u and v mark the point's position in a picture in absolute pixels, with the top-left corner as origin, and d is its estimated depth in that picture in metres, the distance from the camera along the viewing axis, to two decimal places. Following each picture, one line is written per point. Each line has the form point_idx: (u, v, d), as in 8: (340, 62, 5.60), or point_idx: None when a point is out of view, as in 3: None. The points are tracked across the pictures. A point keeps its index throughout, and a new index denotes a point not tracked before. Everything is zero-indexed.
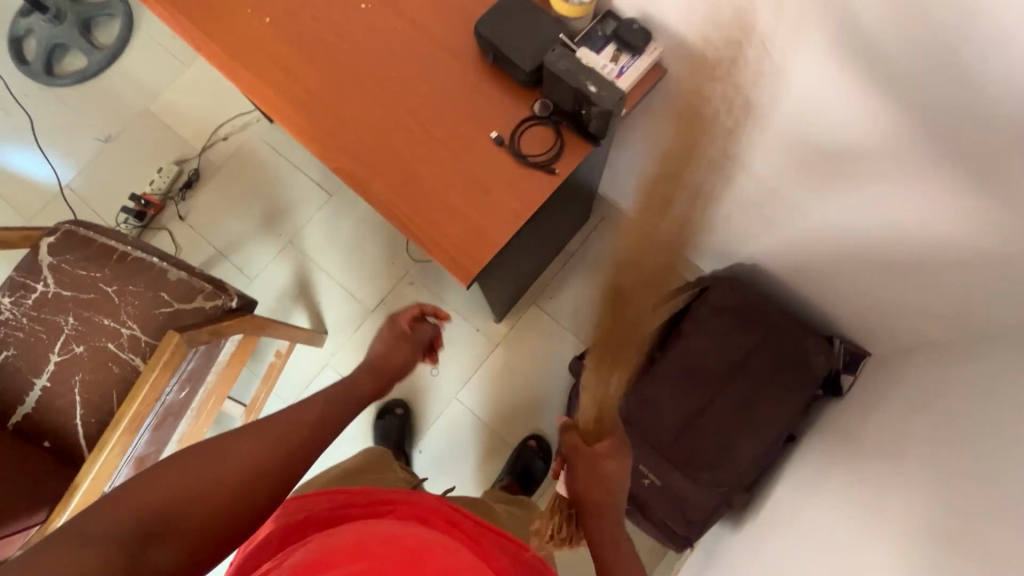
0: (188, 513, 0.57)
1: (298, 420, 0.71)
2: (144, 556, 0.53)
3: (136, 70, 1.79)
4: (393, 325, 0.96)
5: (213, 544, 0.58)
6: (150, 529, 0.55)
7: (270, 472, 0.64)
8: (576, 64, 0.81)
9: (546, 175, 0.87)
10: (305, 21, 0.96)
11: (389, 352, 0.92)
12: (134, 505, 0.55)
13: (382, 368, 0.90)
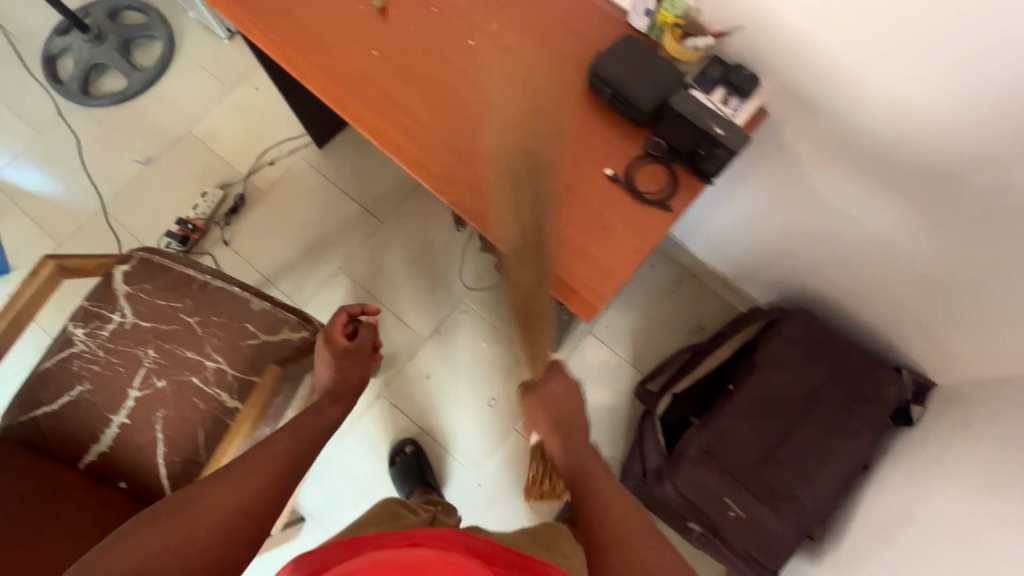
0: (182, 553, 0.60)
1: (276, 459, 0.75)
2: None
3: (179, 93, 1.76)
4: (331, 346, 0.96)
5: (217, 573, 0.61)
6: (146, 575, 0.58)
7: (248, 502, 0.68)
8: (701, 107, 0.85)
9: (663, 212, 0.89)
10: (414, 60, 0.98)
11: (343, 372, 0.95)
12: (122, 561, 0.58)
13: (342, 392, 0.94)
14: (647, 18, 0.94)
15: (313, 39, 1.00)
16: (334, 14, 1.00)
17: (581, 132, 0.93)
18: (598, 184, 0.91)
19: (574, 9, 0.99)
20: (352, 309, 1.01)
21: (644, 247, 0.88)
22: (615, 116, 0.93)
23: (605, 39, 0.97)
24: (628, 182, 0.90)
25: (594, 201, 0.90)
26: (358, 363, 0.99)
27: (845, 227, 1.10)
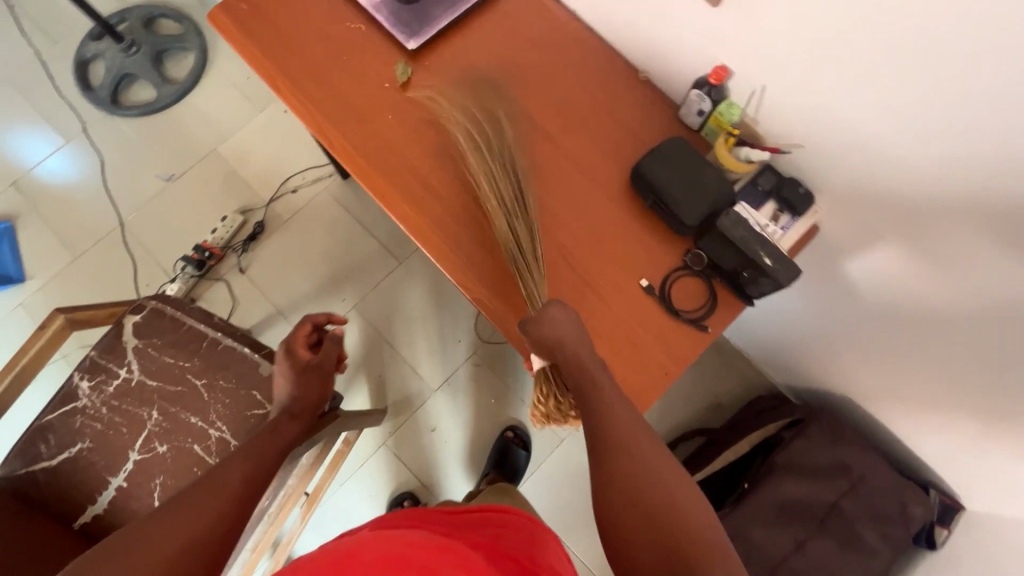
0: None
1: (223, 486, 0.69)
2: None
3: (208, 108, 1.73)
4: (292, 358, 0.94)
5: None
6: None
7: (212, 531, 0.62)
8: (751, 232, 0.79)
9: (699, 333, 0.84)
10: (449, 135, 0.93)
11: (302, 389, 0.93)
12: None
13: (300, 411, 0.93)
14: (699, 118, 0.89)
15: (347, 104, 0.94)
16: (372, 80, 0.95)
17: (619, 235, 0.89)
18: (633, 294, 0.86)
19: (624, 101, 0.94)
20: (319, 318, 0.98)
21: (676, 370, 0.82)
22: (657, 222, 0.89)
23: (653, 136, 0.92)
24: (663, 297, 0.85)
25: (627, 314, 0.85)
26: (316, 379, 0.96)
27: (887, 348, 1.02)
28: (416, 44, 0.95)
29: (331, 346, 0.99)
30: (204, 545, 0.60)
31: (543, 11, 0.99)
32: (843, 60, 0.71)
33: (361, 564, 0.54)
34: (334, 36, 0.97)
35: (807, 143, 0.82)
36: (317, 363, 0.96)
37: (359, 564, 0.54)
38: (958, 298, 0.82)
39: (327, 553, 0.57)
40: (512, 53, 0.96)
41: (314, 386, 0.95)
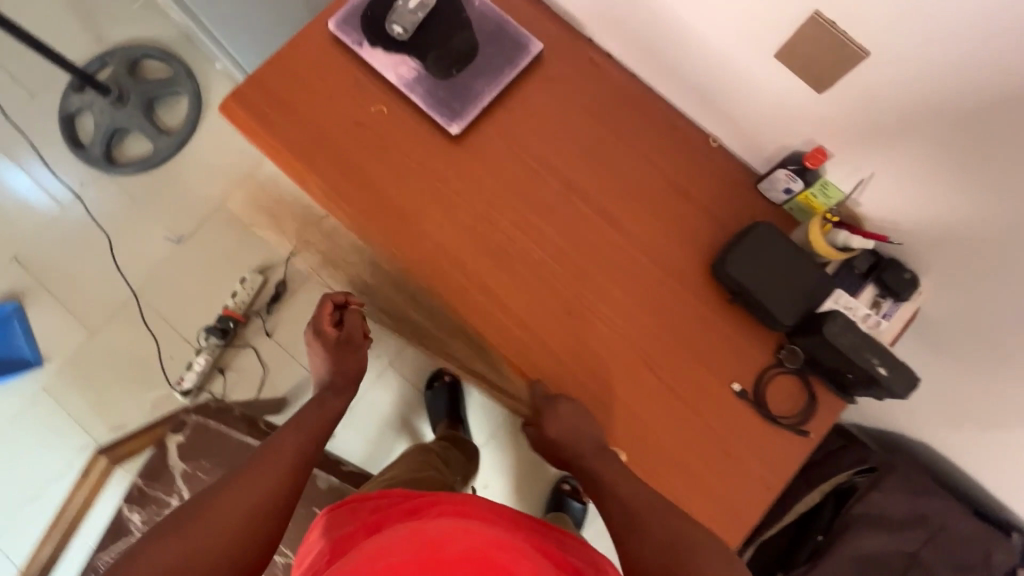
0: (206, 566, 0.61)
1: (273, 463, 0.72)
2: None
3: (210, 158, 1.61)
4: (321, 338, 0.91)
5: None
6: None
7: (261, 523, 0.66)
8: (862, 338, 0.71)
9: (799, 439, 0.77)
10: (503, 228, 0.84)
11: (340, 365, 0.91)
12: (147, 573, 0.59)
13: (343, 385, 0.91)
14: (786, 195, 0.80)
15: (388, 204, 0.85)
16: (412, 173, 0.85)
17: (707, 334, 0.81)
18: (724, 401, 0.79)
19: (696, 176, 0.85)
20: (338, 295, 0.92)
21: (776, 482, 0.77)
22: (744, 316, 0.81)
23: (732, 216, 0.83)
24: (758, 401, 0.78)
25: (721, 423, 0.78)
26: (351, 355, 0.92)
27: None
28: (460, 128, 0.85)
29: (352, 321, 0.93)
30: (258, 524, 0.66)
31: (596, 75, 0.88)
32: (971, 158, 0.62)
33: (456, 545, 0.57)
34: (364, 122, 0.86)
35: (917, 229, 0.74)
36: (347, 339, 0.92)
37: (453, 547, 0.56)
38: None
39: (415, 539, 0.57)
40: (567, 129, 0.86)
41: (351, 361, 0.92)
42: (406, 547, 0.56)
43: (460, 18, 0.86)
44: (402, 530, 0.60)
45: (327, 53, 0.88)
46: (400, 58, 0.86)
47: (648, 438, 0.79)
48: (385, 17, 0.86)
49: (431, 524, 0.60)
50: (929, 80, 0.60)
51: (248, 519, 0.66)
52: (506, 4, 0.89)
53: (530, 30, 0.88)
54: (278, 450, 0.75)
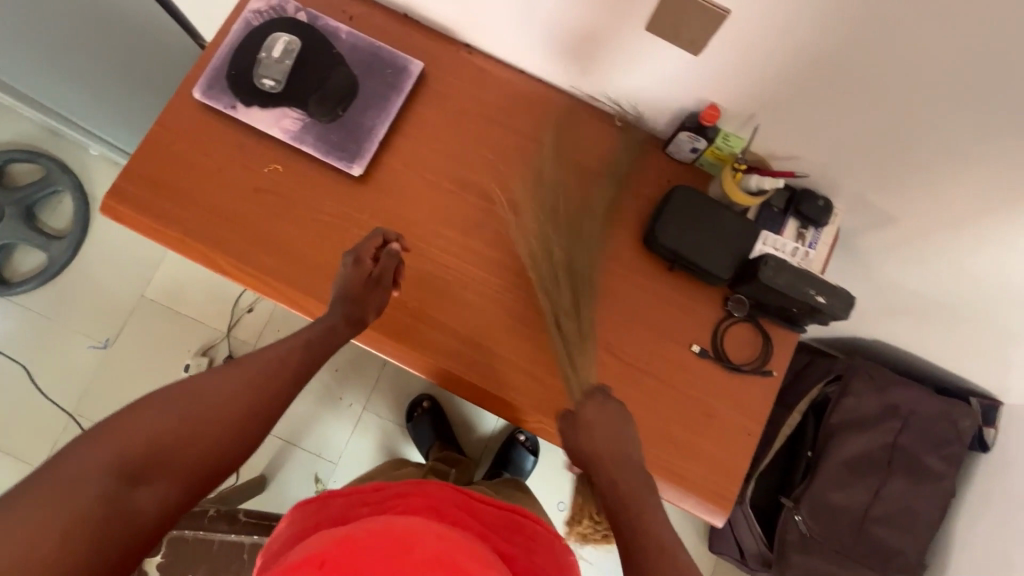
0: (179, 454, 0.55)
1: (276, 358, 0.66)
2: (132, 496, 0.51)
3: (114, 251, 1.51)
4: (355, 268, 0.74)
5: (203, 478, 0.57)
6: (136, 469, 0.52)
7: (254, 418, 0.61)
8: (795, 273, 0.74)
9: (765, 380, 0.80)
10: (436, 255, 0.83)
11: (360, 301, 0.74)
12: (119, 440, 0.53)
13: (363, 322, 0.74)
14: (693, 153, 0.81)
15: (313, 266, 0.81)
16: (328, 228, 0.82)
17: (657, 307, 0.82)
18: (689, 365, 0.80)
19: (608, 156, 0.85)
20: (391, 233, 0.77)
21: (754, 427, 0.79)
22: (686, 280, 0.82)
23: (650, 187, 0.84)
24: (720, 357, 0.80)
25: (693, 388, 0.80)
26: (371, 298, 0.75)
27: (915, 304, 1.01)
28: (362, 167, 0.82)
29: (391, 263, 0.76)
30: (249, 429, 0.60)
31: (484, 81, 0.87)
32: (846, 85, 0.65)
33: (427, 549, 0.55)
34: (262, 186, 0.82)
35: (817, 158, 0.77)
36: (378, 280, 0.75)
37: (425, 550, 0.55)
38: (991, 256, 0.81)
39: (384, 533, 0.56)
40: (473, 141, 0.85)
41: (375, 303, 0.76)
42: (379, 543, 0.54)
43: (331, 56, 0.83)
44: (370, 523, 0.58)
45: (201, 125, 0.82)
46: (280, 111, 0.81)
47: None
48: (252, 72, 0.82)
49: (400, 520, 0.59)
50: (792, 22, 0.61)
51: (242, 420, 0.60)
52: (374, 30, 0.87)
53: (406, 51, 0.86)
54: (286, 356, 0.66)
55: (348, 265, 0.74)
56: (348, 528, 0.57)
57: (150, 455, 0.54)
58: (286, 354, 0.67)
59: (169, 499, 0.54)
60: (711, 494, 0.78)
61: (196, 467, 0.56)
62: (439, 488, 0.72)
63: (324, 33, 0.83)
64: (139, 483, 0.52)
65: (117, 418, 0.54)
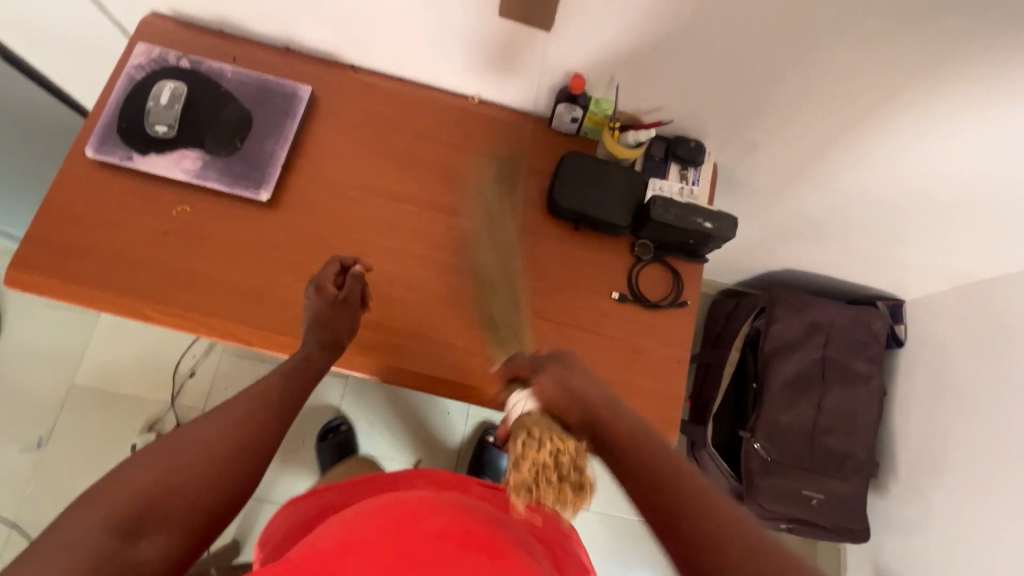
0: (177, 498, 0.53)
1: (257, 395, 0.65)
2: (137, 551, 0.48)
3: (33, 345, 1.44)
4: (320, 296, 0.78)
5: (210, 521, 0.55)
6: (136, 521, 0.50)
7: (252, 450, 0.60)
8: (682, 207, 0.82)
9: (682, 310, 0.87)
10: (359, 261, 0.86)
11: (333, 325, 0.78)
12: (111, 498, 0.50)
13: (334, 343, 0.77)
14: (575, 123, 0.89)
15: (239, 295, 0.82)
16: (247, 256, 0.84)
17: (570, 266, 0.88)
18: (612, 311, 0.87)
19: (500, 141, 0.93)
20: (347, 257, 0.82)
21: (682, 355, 0.86)
22: (594, 236, 0.89)
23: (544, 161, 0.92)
24: (638, 298, 0.87)
25: (620, 331, 0.86)
26: (340, 317, 0.78)
27: (803, 225, 1.13)
28: (270, 192, 0.84)
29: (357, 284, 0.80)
30: (248, 467, 0.59)
31: (373, 95, 0.92)
32: (684, 38, 0.74)
33: (444, 514, 0.55)
34: (171, 230, 0.83)
35: (680, 106, 0.87)
36: (346, 301, 0.79)
37: (432, 521, 0.53)
38: (845, 165, 0.93)
39: (389, 506, 0.56)
40: (372, 150, 0.90)
41: (348, 323, 0.79)
42: (383, 513, 0.55)
43: (220, 94, 0.86)
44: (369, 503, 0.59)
45: (99, 181, 0.83)
46: (178, 153, 0.84)
47: None
48: (144, 122, 0.84)
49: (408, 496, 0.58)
50: None
51: (235, 460, 0.58)
52: (259, 66, 0.91)
53: (293, 79, 0.90)
54: (267, 394, 0.66)
55: (313, 295, 0.78)
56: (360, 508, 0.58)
57: (149, 507, 0.51)
58: (264, 393, 0.66)
59: (174, 551, 0.51)
60: (656, 423, 0.83)
61: (195, 515, 0.54)
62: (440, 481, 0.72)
63: (210, 75, 0.87)
64: (141, 539, 0.49)
65: (107, 482, 0.52)
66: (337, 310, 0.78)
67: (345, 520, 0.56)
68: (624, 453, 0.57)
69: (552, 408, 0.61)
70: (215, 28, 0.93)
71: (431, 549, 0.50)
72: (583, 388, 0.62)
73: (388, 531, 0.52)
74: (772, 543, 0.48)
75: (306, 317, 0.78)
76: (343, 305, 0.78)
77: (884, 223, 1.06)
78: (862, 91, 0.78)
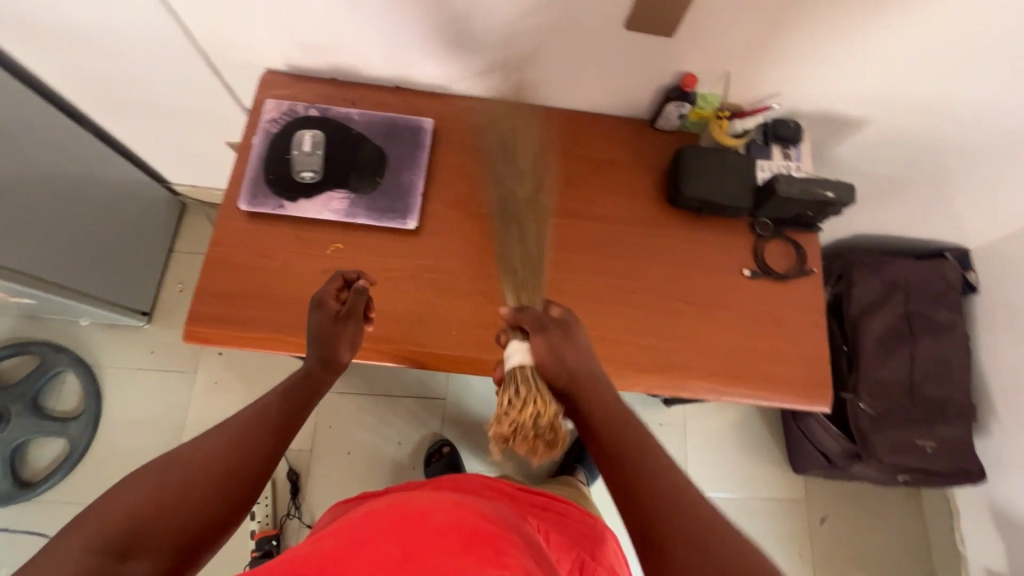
0: (165, 519, 0.50)
1: (253, 414, 0.62)
2: (121, 570, 0.46)
3: (136, 411, 1.46)
4: (320, 310, 0.75)
5: (198, 539, 0.52)
6: (124, 540, 0.47)
7: (248, 466, 0.57)
8: (803, 181, 0.88)
9: (810, 278, 0.93)
10: (503, 272, 0.90)
11: (337, 340, 0.74)
12: (106, 519, 0.48)
13: (339, 361, 0.74)
14: (680, 119, 0.95)
15: (401, 319, 0.87)
16: (402, 281, 0.88)
17: (699, 249, 0.93)
18: (749, 287, 0.92)
19: (609, 145, 0.98)
20: (350, 272, 0.80)
21: (818, 318, 0.91)
22: (715, 221, 0.95)
23: (655, 159, 0.98)
24: (769, 271, 0.92)
25: (759, 304, 0.91)
26: (342, 335, 0.75)
27: (878, 186, 1.19)
28: (416, 219, 0.90)
29: (361, 299, 0.77)
30: (241, 486, 0.56)
31: (486, 119, 0.98)
32: (798, 30, 0.80)
33: (440, 518, 0.55)
34: (330, 268, 0.87)
35: (782, 92, 0.92)
36: (348, 316, 0.76)
37: (438, 518, 0.55)
38: (932, 128, 0.98)
39: (400, 506, 0.58)
40: (497, 169, 0.95)
41: (352, 339, 0.76)
42: (391, 512, 0.57)
43: (353, 136, 0.92)
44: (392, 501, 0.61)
45: (256, 231, 0.88)
46: (324, 195, 0.89)
47: (722, 351, 0.88)
48: (289, 171, 0.89)
49: (421, 499, 0.60)
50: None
51: (228, 480, 0.55)
52: (377, 106, 0.97)
53: (412, 114, 0.96)
54: (264, 414, 0.63)
55: (314, 311, 0.75)
56: (372, 507, 0.60)
57: (138, 528, 0.49)
58: (258, 413, 0.63)
59: (157, 572, 0.48)
60: (812, 383, 0.88)
61: (181, 535, 0.51)
62: (465, 484, 0.82)
63: (339, 120, 0.93)
64: (128, 560, 0.47)
65: (94, 506, 0.49)
66: (339, 326, 0.75)
67: (352, 525, 0.56)
68: (607, 442, 0.61)
69: (548, 375, 0.66)
70: (329, 76, 0.98)
71: (439, 542, 0.52)
72: (581, 365, 0.66)
73: (392, 529, 0.54)
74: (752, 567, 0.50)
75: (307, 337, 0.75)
76: (345, 320, 0.76)
77: (962, 179, 1.12)
78: (960, 61, 0.82)
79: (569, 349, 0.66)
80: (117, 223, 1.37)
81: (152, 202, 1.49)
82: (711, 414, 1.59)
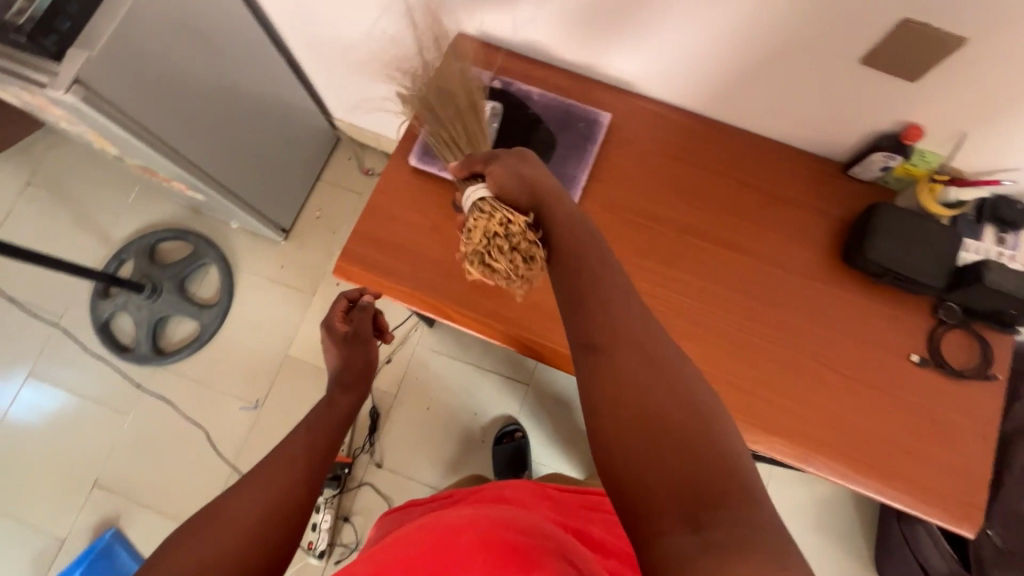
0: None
1: (285, 458, 0.65)
2: None
3: (258, 314, 1.60)
4: (331, 334, 0.85)
5: None
6: None
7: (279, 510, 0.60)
8: (1020, 277, 0.77)
9: (991, 384, 0.81)
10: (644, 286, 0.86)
11: (349, 361, 0.83)
12: None
13: (351, 382, 0.81)
14: (881, 171, 0.85)
15: (529, 306, 0.86)
16: None
17: (863, 318, 0.84)
18: (911, 375, 0.82)
19: (790, 180, 0.90)
20: (352, 292, 0.89)
21: (987, 433, 0.79)
22: (891, 292, 0.85)
23: (839, 207, 0.89)
24: (943, 364, 0.81)
25: (918, 397, 0.81)
26: (356, 353, 0.84)
27: None
28: None
29: (364, 316, 0.86)
30: (277, 530, 0.58)
31: (663, 126, 0.93)
32: None
33: (473, 536, 0.59)
34: None
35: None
36: (356, 334, 0.85)
37: (467, 537, 0.59)
38: None
39: (429, 527, 0.63)
40: (663, 179, 0.91)
41: (361, 356, 0.84)
42: (421, 536, 0.62)
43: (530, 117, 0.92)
44: (421, 523, 0.65)
45: (418, 188, 0.91)
46: None
47: (858, 437, 0.80)
48: None
49: (450, 517, 0.64)
50: None
51: (260, 528, 0.58)
52: (559, 90, 0.96)
53: (590, 105, 0.94)
54: (287, 453, 0.66)
55: (326, 336, 0.86)
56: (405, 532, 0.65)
57: None
58: (286, 454, 0.66)
59: None
60: (960, 500, 0.77)
61: None
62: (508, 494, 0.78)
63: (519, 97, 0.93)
64: None
65: None
66: (350, 347, 0.84)
67: (392, 553, 0.61)
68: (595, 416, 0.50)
69: (511, 197, 0.67)
70: (517, 50, 0.98)
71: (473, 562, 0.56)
72: (532, 175, 0.66)
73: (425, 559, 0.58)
74: (740, 482, 0.43)
75: (330, 364, 0.85)
76: (355, 339, 0.84)
77: None
78: None
79: (522, 167, 0.67)
80: (283, 145, 1.48)
81: (314, 131, 1.60)
82: (797, 484, 1.47)
